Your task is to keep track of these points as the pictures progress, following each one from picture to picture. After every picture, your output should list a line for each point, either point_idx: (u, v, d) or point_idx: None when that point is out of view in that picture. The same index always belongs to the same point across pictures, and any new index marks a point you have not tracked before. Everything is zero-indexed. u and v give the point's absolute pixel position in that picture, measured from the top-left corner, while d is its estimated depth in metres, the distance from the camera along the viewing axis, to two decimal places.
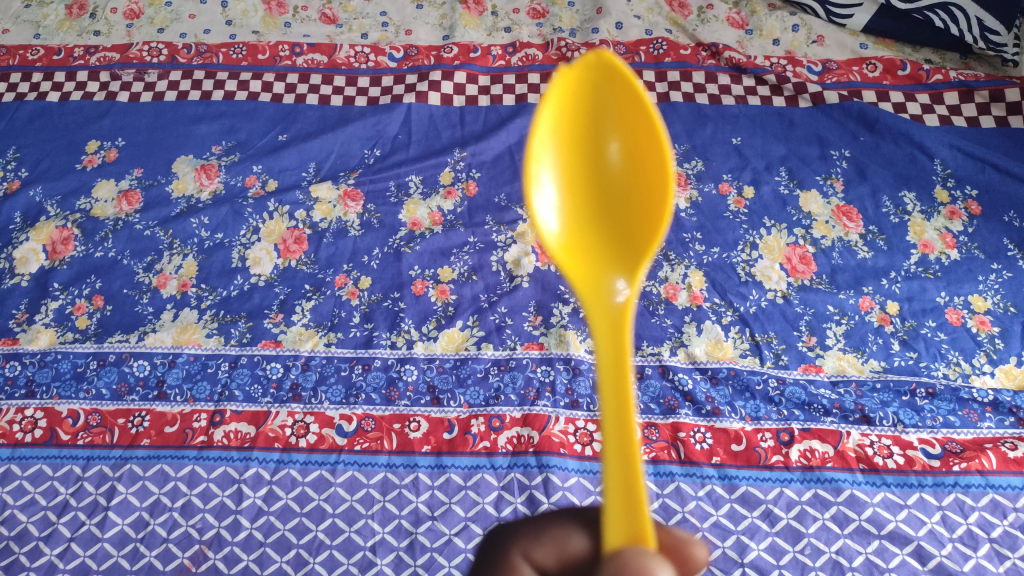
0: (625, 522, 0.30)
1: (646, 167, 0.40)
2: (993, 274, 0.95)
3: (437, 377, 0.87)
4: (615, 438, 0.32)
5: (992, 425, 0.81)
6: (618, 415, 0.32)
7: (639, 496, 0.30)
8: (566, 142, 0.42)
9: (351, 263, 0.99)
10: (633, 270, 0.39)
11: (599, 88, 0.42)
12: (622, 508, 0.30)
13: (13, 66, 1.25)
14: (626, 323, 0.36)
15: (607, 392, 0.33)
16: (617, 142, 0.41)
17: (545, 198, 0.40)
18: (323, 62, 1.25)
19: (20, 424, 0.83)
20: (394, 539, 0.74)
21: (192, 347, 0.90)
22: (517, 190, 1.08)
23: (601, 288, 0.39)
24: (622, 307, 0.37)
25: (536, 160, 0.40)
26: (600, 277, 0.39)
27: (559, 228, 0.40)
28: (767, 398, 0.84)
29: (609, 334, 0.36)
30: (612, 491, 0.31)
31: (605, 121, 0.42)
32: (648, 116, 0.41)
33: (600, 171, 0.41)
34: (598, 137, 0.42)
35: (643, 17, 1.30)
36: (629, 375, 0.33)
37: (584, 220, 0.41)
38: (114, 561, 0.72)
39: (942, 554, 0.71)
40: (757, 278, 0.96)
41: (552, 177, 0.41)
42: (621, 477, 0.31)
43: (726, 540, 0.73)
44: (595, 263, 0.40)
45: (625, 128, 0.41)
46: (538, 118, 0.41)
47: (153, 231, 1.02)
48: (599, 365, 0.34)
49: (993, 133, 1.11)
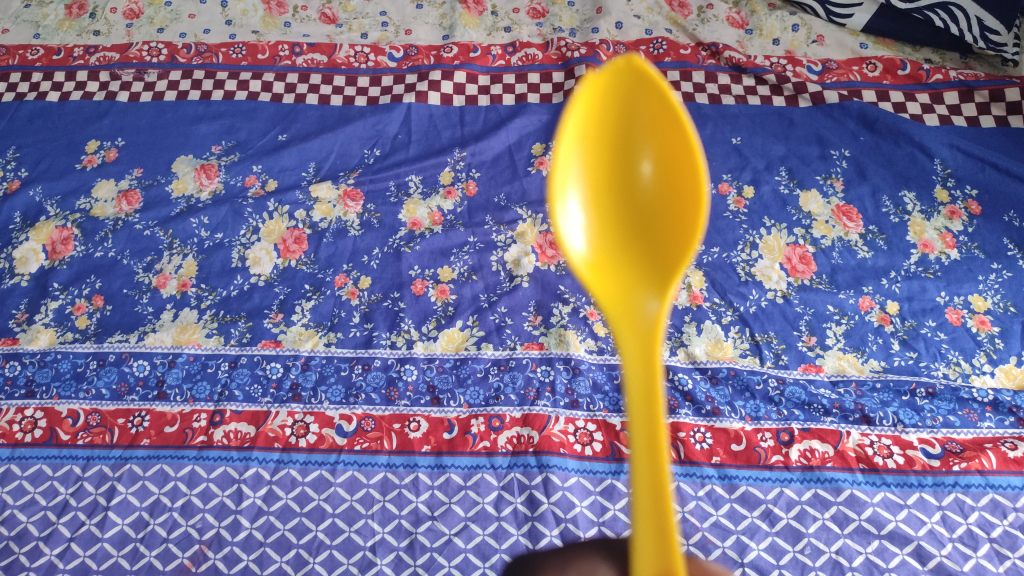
0: (657, 550, 0.31)
1: (679, 179, 0.40)
2: (993, 274, 0.95)
3: (437, 377, 0.87)
4: (646, 465, 0.32)
5: (992, 425, 0.81)
6: (648, 440, 0.33)
7: (670, 525, 0.31)
8: (595, 152, 0.41)
9: (351, 263, 0.99)
10: (663, 288, 0.39)
11: (630, 96, 0.41)
12: (654, 534, 0.31)
13: (14, 66, 1.25)
14: (657, 344, 0.36)
15: (637, 417, 0.33)
16: (649, 152, 0.41)
17: (571, 212, 0.40)
18: (323, 62, 1.25)
19: (20, 424, 0.83)
20: (394, 539, 0.74)
21: (192, 347, 0.90)
22: (517, 190, 1.08)
23: (631, 306, 0.38)
24: (653, 326, 0.37)
25: (562, 171, 0.40)
26: (629, 294, 0.39)
27: (587, 242, 0.40)
28: (767, 398, 0.84)
29: (640, 357, 0.36)
30: (643, 520, 0.32)
31: (636, 131, 0.41)
32: (681, 126, 0.40)
33: (630, 181, 0.41)
34: (627, 148, 0.41)
35: (643, 17, 1.30)
36: (661, 398, 0.33)
37: (613, 234, 0.40)
38: (114, 561, 0.72)
39: (942, 554, 0.71)
40: (757, 277, 0.96)
41: (578, 188, 0.41)
42: (652, 503, 0.32)
43: (726, 540, 0.73)
44: (624, 280, 0.40)
45: (658, 137, 0.41)
46: (565, 126, 0.40)
47: (153, 231, 1.02)
48: (629, 389, 0.35)
49: (993, 133, 1.11)
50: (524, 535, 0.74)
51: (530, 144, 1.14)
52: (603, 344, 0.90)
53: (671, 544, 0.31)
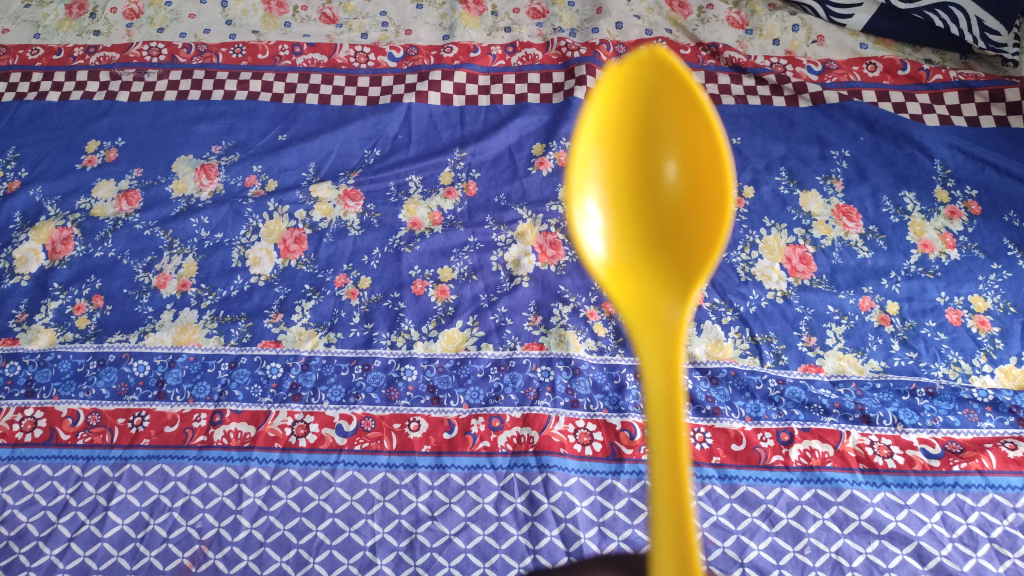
0: (676, 564, 0.30)
1: (705, 178, 0.37)
2: (993, 274, 0.95)
3: (437, 377, 0.87)
4: (665, 475, 0.31)
5: (992, 425, 0.81)
6: (669, 452, 0.31)
7: (690, 540, 0.30)
8: (615, 149, 0.38)
9: (351, 263, 0.99)
10: (686, 293, 0.36)
11: (653, 87, 0.38)
12: (672, 544, 0.30)
13: (13, 66, 1.25)
14: (679, 351, 0.34)
15: (657, 426, 0.32)
16: (674, 149, 0.38)
17: (590, 213, 0.37)
18: (323, 62, 1.25)
19: (20, 424, 0.83)
20: (394, 539, 0.74)
21: (192, 347, 0.90)
22: (517, 190, 1.08)
23: (652, 311, 0.36)
24: (675, 333, 0.34)
25: (580, 169, 0.37)
26: (651, 298, 0.37)
27: (606, 246, 0.37)
28: (767, 398, 0.84)
29: (661, 364, 0.34)
30: (662, 534, 0.30)
31: (658, 126, 0.38)
32: (708, 122, 0.37)
33: (652, 180, 0.38)
34: (648, 146, 0.38)
35: (643, 17, 1.30)
36: (684, 412, 0.32)
37: (632, 237, 0.37)
38: (114, 561, 0.72)
39: (942, 554, 0.71)
40: (757, 277, 0.96)
41: (597, 187, 0.37)
42: (672, 518, 0.30)
43: (726, 540, 0.73)
44: (645, 281, 0.37)
45: (683, 135, 0.38)
46: (584, 120, 0.37)
47: (153, 231, 1.02)
48: (649, 399, 0.33)
49: (993, 133, 1.11)
50: (524, 535, 0.74)
51: (530, 144, 1.14)
52: (603, 344, 0.90)
53: (690, 556, 0.30)
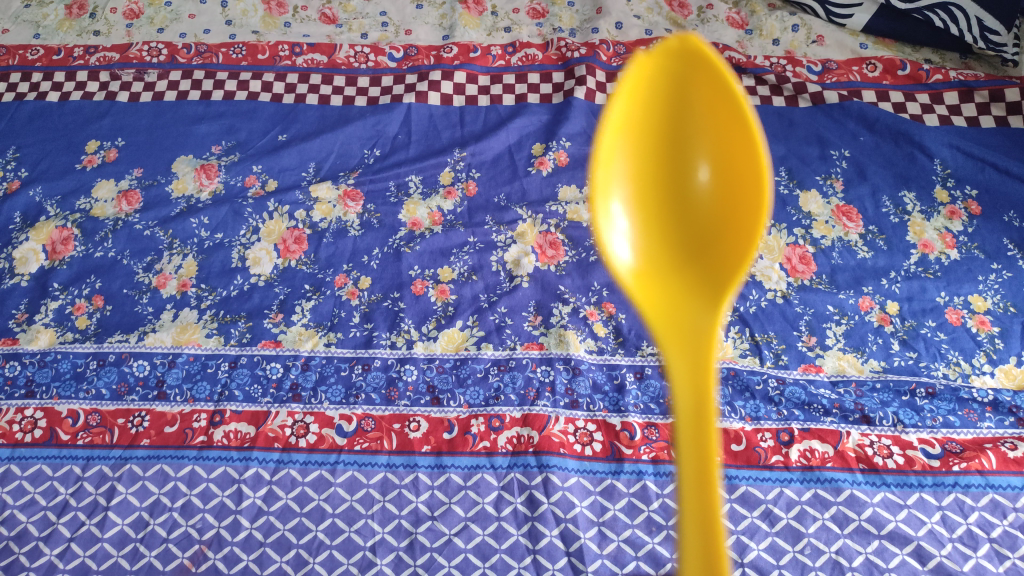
0: (703, 560, 0.30)
1: (737, 182, 0.37)
2: (993, 274, 0.95)
3: (437, 377, 0.87)
4: (693, 475, 0.31)
5: (992, 425, 0.81)
6: (697, 452, 0.32)
7: (717, 537, 0.30)
8: (642, 146, 0.38)
9: (351, 263, 0.99)
10: (714, 299, 0.36)
11: (684, 81, 0.38)
12: (699, 543, 0.30)
13: (13, 66, 1.25)
14: (709, 355, 0.34)
15: (685, 430, 0.32)
16: (705, 147, 0.37)
17: (615, 214, 0.37)
18: (323, 62, 1.25)
19: (20, 425, 0.83)
20: (394, 539, 0.74)
21: (192, 347, 0.90)
22: (517, 190, 1.08)
23: (679, 316, 0.35)
24: (705, 340, 0.34)
25: (606, 166, 0.37)
26: (678, 302, 0.36)
27: (631, 249, 0.37)
28: (767, 398, 0.84)
29: (689, 368, 0.34)
30: (690, 531, 0.31)
31: (687, 123, 0.38)
32: (742, 122, 0.37)
33: (681, 179, 0.38)
34: (677, 145, 0.38)
35: (643, 17, 1.30)
36: (713, 418, 0.32)
37: (659, 240, 0.37)
38: (114, 561, 0.73)
39: (942, 554, 0.71)
40: (757, 278, 0.96)
41: (622, 187, 0.37)
42: (698, 513, 0.31)
43: (726, 539, 0.73)
44: (672, 286, 0.37)
45: (716, 133, 0.37)
46: (611, 114, 0.37)
47: (153, 231, 1.02)
48: (677, 405, 0.33)
49: (993, 133, 1.11)
50: (524, 535, 0.74)
51: (530, 144, 1.14)
52: (603, 344, 0.90)
53: (717, 557, 0.30)
